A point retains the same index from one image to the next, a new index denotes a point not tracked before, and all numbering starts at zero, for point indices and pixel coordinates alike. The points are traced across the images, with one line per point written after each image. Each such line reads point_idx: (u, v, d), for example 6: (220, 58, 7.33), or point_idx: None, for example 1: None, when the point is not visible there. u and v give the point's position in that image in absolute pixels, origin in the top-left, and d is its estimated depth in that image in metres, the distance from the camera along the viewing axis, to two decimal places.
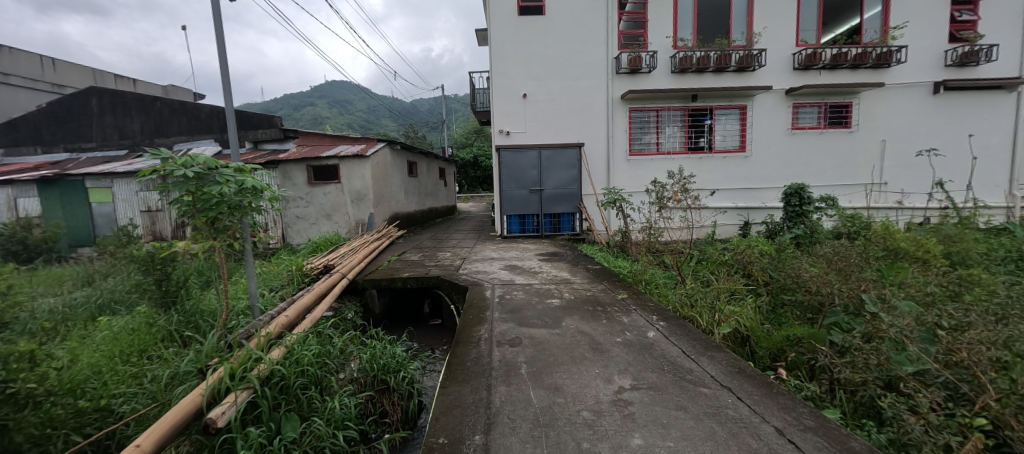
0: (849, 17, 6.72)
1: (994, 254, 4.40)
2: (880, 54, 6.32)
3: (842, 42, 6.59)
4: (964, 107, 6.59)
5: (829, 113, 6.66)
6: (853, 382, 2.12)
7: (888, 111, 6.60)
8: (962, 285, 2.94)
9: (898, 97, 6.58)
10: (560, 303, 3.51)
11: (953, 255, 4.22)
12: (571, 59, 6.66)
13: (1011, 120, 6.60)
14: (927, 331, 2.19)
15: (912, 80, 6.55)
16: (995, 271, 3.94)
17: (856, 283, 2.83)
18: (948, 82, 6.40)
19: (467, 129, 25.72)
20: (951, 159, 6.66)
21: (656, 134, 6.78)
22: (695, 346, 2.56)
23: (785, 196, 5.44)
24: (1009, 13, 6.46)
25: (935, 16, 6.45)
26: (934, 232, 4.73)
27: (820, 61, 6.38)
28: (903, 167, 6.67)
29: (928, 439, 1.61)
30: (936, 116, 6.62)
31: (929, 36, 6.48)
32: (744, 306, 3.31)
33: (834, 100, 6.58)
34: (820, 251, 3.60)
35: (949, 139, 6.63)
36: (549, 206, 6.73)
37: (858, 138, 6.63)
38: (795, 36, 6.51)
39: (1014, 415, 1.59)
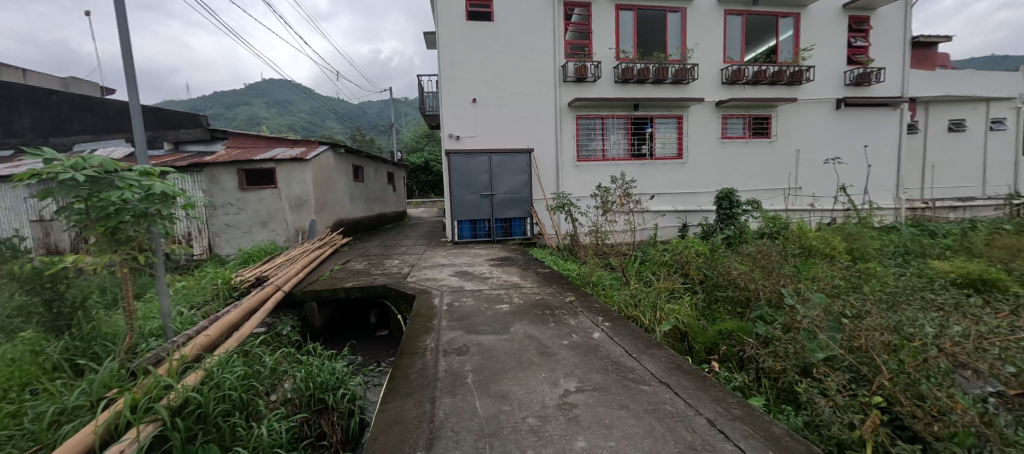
0: (767, 40, 7.51)
1: (886, 250, 5.06)
2: (793, 72, 7.04)
3: (762, 61, 7.28)
4: (859, 122, 7.56)
5: (753, 124, 7.33)
6: (776, 371, 2.32)
7: (800, 124, 7.40)
8: (862, 278, 3.31)
9: (808, 111, 7.40)
10: (509, 308, 3.48)
11: (855, 250, 4.79)
12: (519, 66, 6.75)
13: (896, 134, 7.67)
14: (833, 321, 2.39)
15: (818, 97, 7.41)
16: (886, 265, 4.52)
17: (777, 279, 3.08)
18: (848, 99, 7.30)
19: (419, 133, 25.20)
20: (851, 167, 7.60)
21: (602, 141, 7.05)
22: (637, 345, 2.65)
23: (717, 200, 5.86)
24: (892, 43, 7.54)
25: (837, 42, 7.36)
26: (840, 231, 5.35)
27: (744, 77, 7.01)
28: (814, 173, 7.51)
29: (837, 419, 1.82)
30: (838, 129, 7.52)
31: (832, 59, 7.38)
32: (682, 302, 3.49)
33: (757, 113, 7.26)
34: (746, 250, 3.87)
35: (850, 150, 7.57)
36: (500, 210, 6.70)
37: (777, 147, 7.36)
38: (722, 54, 7.10)
39: (902, 395, 1.84)
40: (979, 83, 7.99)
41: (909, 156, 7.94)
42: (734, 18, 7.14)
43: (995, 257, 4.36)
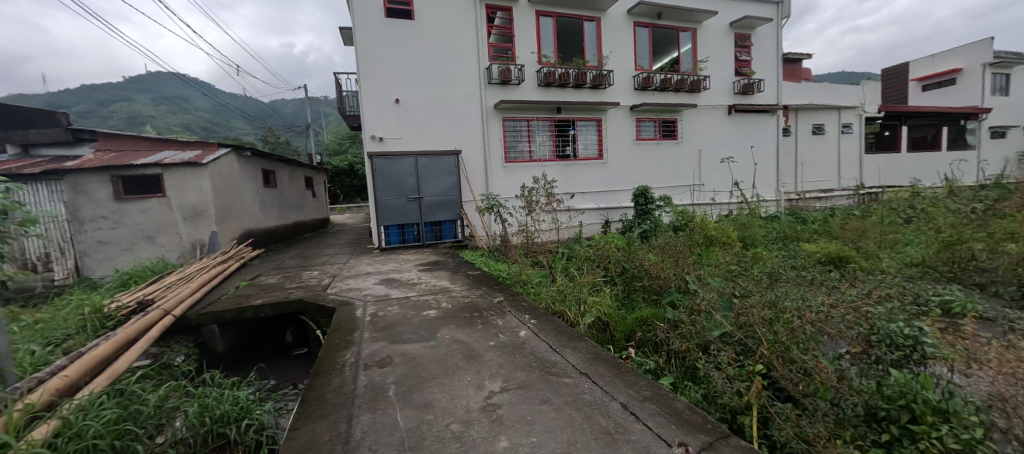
0: (670, 51, 8.32)
1: (771, 236, 5.87)
2: (693, 81, 7.87)
3: (667, 70, 8.03)
4: (746, 126, 8.69)
5: (662, 128, 8.07)
6: (682, 351, 2.57)
7: (700, 127, 8.31)
8: (750, 262, 3.78)
9: (706, 115, 8.34)
10: (437, 314, 3.40)
11: (746, 238, 5.50)
12: (444, 67, 6.65)
13: (775, 137, 8.96)
14: (726, 301, 2.70)
15: (714, 104, 8.39)
16: (769, 249, 5.25)
17: (683, 267, 3.38)
18: (737, 106, 8.37)
19: (342, 135, 23.63)
20: (742, 165, 8.73)
21: (529, 142, 7.24)
22: (561, 339, 2.75)
23: (634, 197, 6.34)
24: (768, 58, 8.81)
25: (726, 55, 8.39)
26: (735, 222, 6.10)
27: (653, 84, 7.67)
28: (714, 171, 8.49)
29: (728, 389, 2.09)
30: (730, 132, 8.57)
31: (723, 70, 8.40)
32: (603, 293, 3.68)
33: (666, 117, 8.01)
34: (658, 242, 4.21)
35: (740, 150, 8.69)
36: (429, 214, 6.54)
37: (682, 148, 8.18)
38: (634, 62, 7.70)
39: (777, 362, 2.14)
40: (836, 94, 9.56)
41: (786, 155, 9.31)
42: (642, 30, 7.80)
43: (848, 238, 5.29)
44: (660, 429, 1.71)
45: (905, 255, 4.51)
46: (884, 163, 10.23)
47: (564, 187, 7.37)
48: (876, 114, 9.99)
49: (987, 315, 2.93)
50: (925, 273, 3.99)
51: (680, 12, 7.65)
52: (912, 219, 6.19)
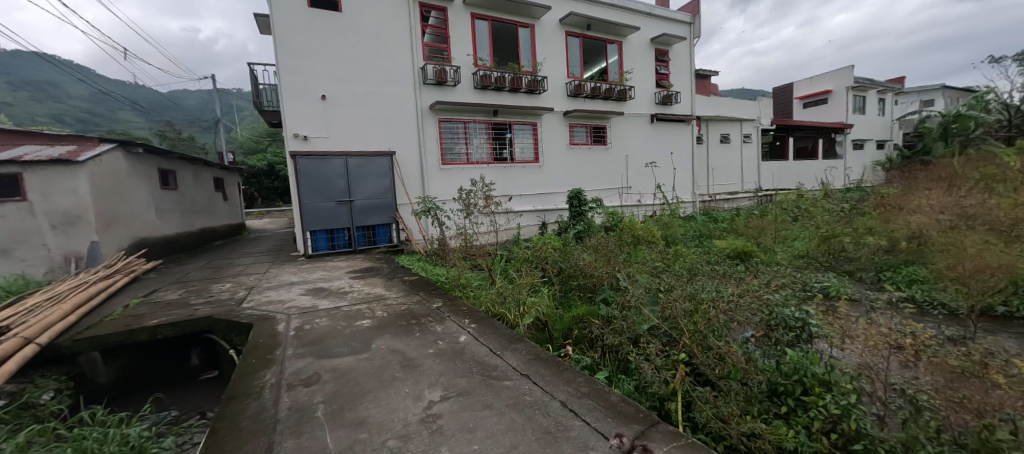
0: (599, 61, 8.82)
1: (689, 234, 6.49)
2: (620, 91, 8.44)
3: (596, 79, 8.50)
4: (666, 134, 9.52)
5: (593, 133, 8.53)
6: (615, 345, 2.73)
7: (627, 134, 8.93)
8: (673, 259, 4.14)
9: (632, 123, 8.99)
10: (371, 323, 3.21)
11: (669, 237, 6.01)
12: (375, 63, 6.33)
13: (690, 144, 9.95)
14: (652, 296, 2.92)
15: (638, 112, 9.07)
16: (688, 246, 5.80)
17: (614, 266, 3.58)
18: (658, 115, 9.14)
19: (259, 131, 21.38)
20: (663, 170, 9.55)
21: (466, 145, 7.19)
22: (501, 342, 2.76)
23: (569, 199, 6.61)
24: (683, 73, 9.74)
25: (648, 68, 9.12)
26: (658, 222, 6.65)
27: (584, 92, 8.07)
28: (639, 175, 9.17)
29: (656, 379, 2.27)
30: (653, 139, 9.34)
31: (646, 82, 9.11)
32: (541, 293, 3.76)
33: (596, 123, 8.48)
34: (591, 242, 4.42)
35: (661, 156, 9.49)
36: (362, 218, 6.17)
37: (611, 154, 8.73)
38: (566, 70, 8.04)
39: (697, 350, 2.37)
40: (739, 107, 10.86)
41: (699, 161, 10.36)
42: (573, 39, 8.17)
43: (750, 234, 6.03)
44: (596, 423, 1.79)
45: (793, 248, 5.27)
46: (776, 169, 11.86)
47: (502, 190, 7.45)
48: (769, 127, 11.55)
49: (853, 297, 3.53)
50: (808, 263, 4.68)
51: (606, 25, 8.16)
52: (798, 217, 7.24)
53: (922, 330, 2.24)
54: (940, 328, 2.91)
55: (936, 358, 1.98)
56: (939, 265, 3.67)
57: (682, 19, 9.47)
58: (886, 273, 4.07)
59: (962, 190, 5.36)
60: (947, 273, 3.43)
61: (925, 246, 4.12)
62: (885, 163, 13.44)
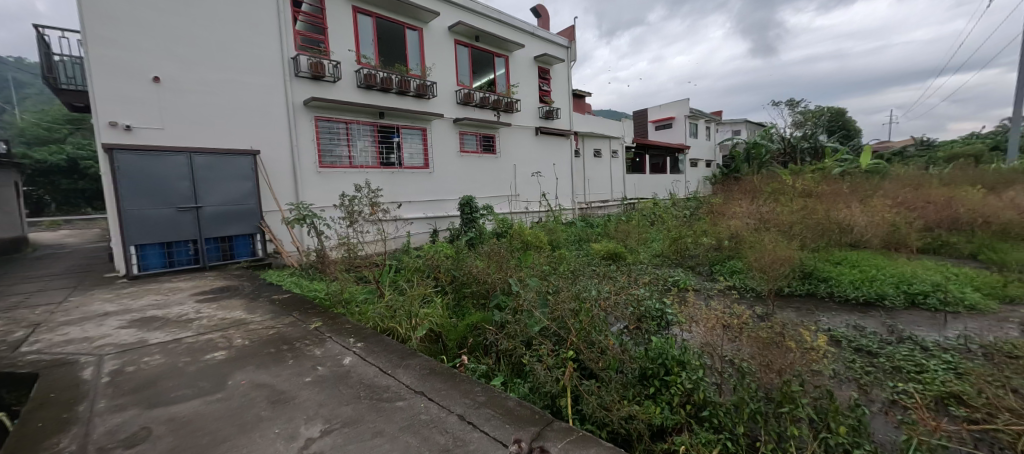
0: (487, 72, 9.10)
1: (572, 238, 7.11)
2: (507, 103, 8.87)
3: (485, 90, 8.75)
4: (549, 146, 10.31)
5: (482, 142, 8.75)
6: (509, 349, 2.79)
7: (515, 144, 9.40)
8: (559, 262, 4.47)
9: (518, 135, 9.49)
10: (227, 355, 2.64)
11: (555, 242, 6.51)
12: (232, 47, 5.37)
13: (569, 156, 10.96)
14: (542, 298, 3.07)
15: (524, 125, 9.64)
16: (570, 249, 6.37)
17: (506, 271, 3.64)
18: (542, 129, 9.85)
19: (50, 115, 16.05)
20: (547, 179, 10.31)
21: (348, 147, 6.60)
22: (392, 359, 2.56)
23: (460, 206, 6.60)
24: (562, 91, 10.72)
25: (532, 84, 9.78)
26: (544, 228, 7.15)
27: (472, 101, 8.21)
28: (526, 183, 9.72)
29: (548, 378, 2.40)
30: (538, 150, 10.02)
31: (530, 97, 9.75)
32: (433, 303, 3.59)
33: (486, 133, 8.72)
34: (484, 249, 4.42)
35: (545, 166, 10.24)
36: (214, 228, 5.10)
37: (500, 163, 9.06)
38: (456, 78, 8.09)
39: (582, 346, 2.59)
40: (608, 125, 12.35)
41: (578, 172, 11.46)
42: (462, 48, 8.27)
43: (619, 237, 6.89)
44: (495, 431, 1.78)
45: (651, 248, 6.23)
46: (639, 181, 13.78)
47: (390, 196, 7.03)
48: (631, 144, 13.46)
49: (695, 287, 4.30)
50: (663, 260, 5.56)
51: (493, 39, 8.49)
52: (654, 221, 8.56)
53: (742, 311, 2.85)
54: (750, 307, 3.75)
55: (751, 333, 2.55)
56: (748, 258, 4.73)
57: (560, 43, 10.43)
58: (716, 266, 5.10)
59: (759, 200, 7.06)
60: (754, 264, 4.45)
61: (739, 243, 5.28)
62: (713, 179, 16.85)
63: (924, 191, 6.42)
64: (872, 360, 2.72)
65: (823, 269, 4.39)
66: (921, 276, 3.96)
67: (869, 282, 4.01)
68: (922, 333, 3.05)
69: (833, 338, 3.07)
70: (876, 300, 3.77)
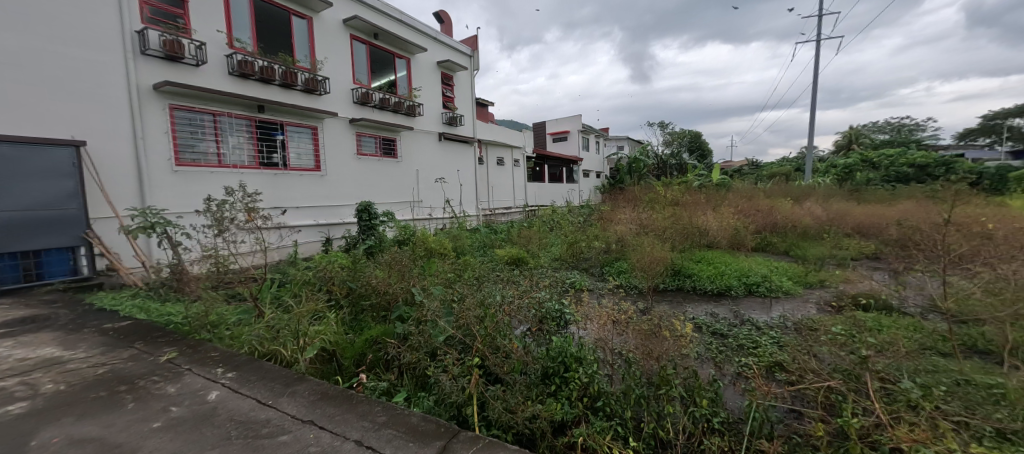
0: (388, 73, 8.68)
1: (475, 245, 7.13)
2: (409, 106, 8.62)
3: (385, 91, 8.37)
4: (453, 152, 10.24)
5: (382, 145, 8.33)
6: (412, 362, 2.63)
7: (417, 149, 9.12)
8: (462, 268, 4.45)
9: (421, 139, 9.24)
10: (28, 407, 1.99)
11: (459, 248, 6.51)
12: (45, 8, 4.19)
13: (473, 164, 11.06)
14: (447, 307, 2.96)
15: (428, 130, 9.43)
16: (475, 255, 6.43)
17: (408, 279, 3.35)
18: (445, 135, 9.73)
19: None
20: (451, 185, 10.22)
21: (215, 143, 5.67)
22: (273, 388, 2.22)
23: (358, 213, 6.13)
24: (465, 99, 10.84)
25: (434, 89, 9.65)
26: (448, 235, 7.08)
27: (372, 100, 7.79)
28: (429, 189, 9.50)
29: (454, 388, 2.34)
30: (441, 156, 9.88)
31: (434, 102, 9.61)
32: (325, 319, 3.17)
33: (385, 135, 8.30)
34: (384, 257, 4.00)
35: (449, 173, 10.14)
36: (13, 241, 3.86)
37: (402, 167, 8.71)
38: (352, 75, 7.59)
39: (488, 352, 2.60)
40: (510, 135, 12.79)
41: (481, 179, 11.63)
42: (358, 45, 7.80)
43: (521, 243, 7.17)
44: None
45: (550, 251, 6.59)
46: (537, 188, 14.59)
47: (271, 201, 6.22)
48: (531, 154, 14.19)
49: (589, 287, 4.69)
50: (561, 263, 5.95)
51: (394, 39, 8.20)
52: (553, 227, 9.09)
53: (627, 307, 3.18)
54: (633, 303, 4.24)
55: (635, 325, 2.85)
56: (631, 259, 5.34)
57: (463, 51, 10.58)
58: (608, 267, 5.61)
59: (639, 208, 8.06)
60: (637, 265, 5.05)
61: (624, 246, 5.93)
62: (601, 187, 18.83)
63: (754, 202, 8.07)
64: (725, 341, 3.26)
65: (688, 266, 5.14)
66: (754, 270, 4.91)
67: (720, 277, 4.84)
68: (757, 316, 3.78)
69: (697, 325, 3.62)
70: (724, 291, 4.58)
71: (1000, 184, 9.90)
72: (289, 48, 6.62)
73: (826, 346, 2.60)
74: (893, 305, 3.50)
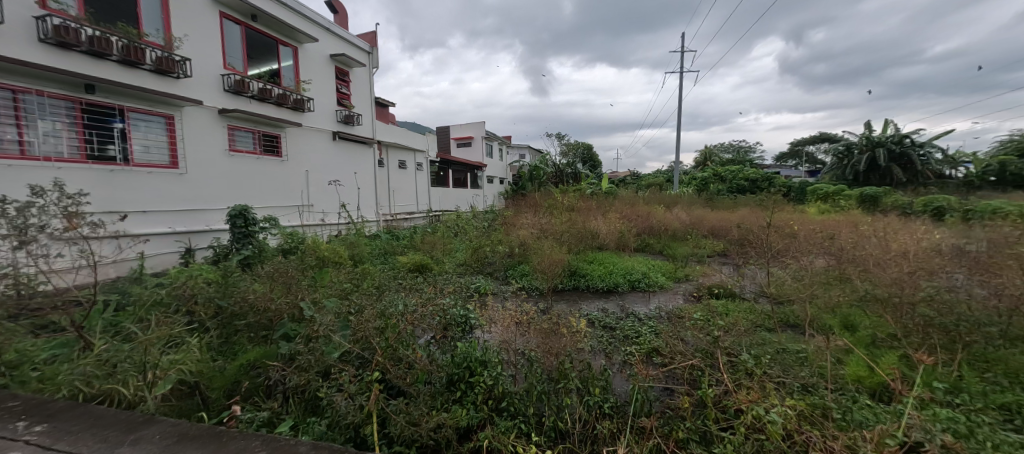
0: (269, 61, 7.45)
1: (375, 252, 6.75)
2: (296, 100, 7.60)
3: (267, 80, 7.23)
4: (350, 153, 9.41)
5: (262, 141, 7.08)
6: (300, 385, 2.32)
7: (305, 148, 8.04)
8: (360, 277, 4.17)
9: (310, 136, 8.19)
10: None
11: (356, 256, 6.09)
12: None
13: (373, 166, 10.37)
14: (343, 321, 2.71)
15: (319, 127, 8.45)
16: (375, 262, 6.10)
17: (297, 293, 2.94)
18: (340, 134, 8.90)
19: None
20: (347, 188, 9.30)
21: (10, 126, 4.14)
22: (109, 437, 1.78)
23: (229, 217, 4.71)
24: (363, 97, 10.19)
25: (327, 83, 8.72)
26: (344, 242, 6.56)
27: (250, 91, 6.60)
28: (322, 193, 8.45)
29: (350, 408, 2.16)
30: (337, 156, 8.99)
31: (326, 97, 8.68)
32: (185, 344, 2.61)
33: (265, 130, 7.09)
34: (264, 271, 3.37)
35: (344, 175, 9.18)
36: None
37: (287, 167, 7.57)
38: (223, 59, 6.31)
39: (389, 365, 2.45)
40: (413, 138, 12.38)
41: (381, 182, 10.91)
42: (230, 25, 6.54)
43: (425, 249, 6.99)
44: None
45: (455, 257, 6.55)
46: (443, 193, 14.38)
47: (100, 205, 4.76)
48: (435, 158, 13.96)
49: (493, 291, 4.81)
50: (466, 268, 5.98)
51: (280, 25, 7.20)
52: (458, 232, 9.02)
53: (529, 308, 3.34)
54: (534, 304, 4.47)
55: (536, 325, 3.00)
56: (533, 262, 5.63)
57: (362, 47, 9.98)
58: (511, 270, 5.83)
59: (539, 213, 8.54)
60: (539, 267, 5.33)
61: (526, 249, 6.20)
62: (505, 193, 19.46)
63: (635, 209, 9.22)
64: (614, 332, 3.64)
65: (582, 267, 5.58)
66: (635, 268, 5.54)
67: (609, 275, 5.37)
68: (639, 309, 4.29)
69: (591, 321, 3.97)
70: (613, 288, 5.11)
71: (801, 195, 12.99)
72: (133, 17, 5.16)
73: (690, 331, 3.07)
74: (736, 293, 4.31)
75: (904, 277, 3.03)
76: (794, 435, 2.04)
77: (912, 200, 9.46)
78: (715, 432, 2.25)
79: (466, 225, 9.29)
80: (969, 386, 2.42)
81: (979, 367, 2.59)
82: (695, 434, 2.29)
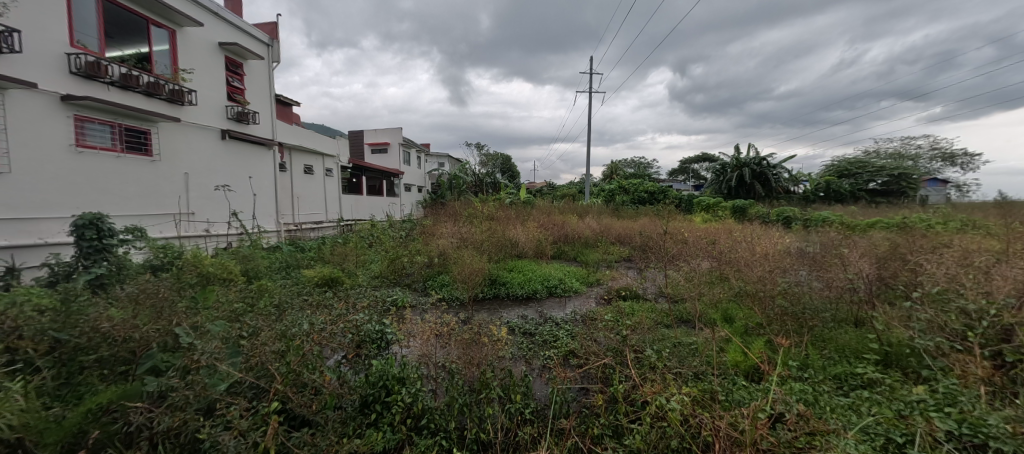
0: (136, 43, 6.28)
1: (274, 266, 6.04)
2: (173, 91, 6.51)
3: (132, 65, 6.05)
4: (242, 155, 8.33)
5: (125, 137, 5.88)
6: (175, 426, 1.90)
7: (184, 147, 6.91)
8: (254, 296, 3.68)
9: (192, 135, 7.10)
10: None
11: (250, 271, 5.37)
12: None
13: (272, 171, 9.31)
14: (232, 347, 2.33)
15: (203, 124, 7.35)
16: (274, 278, 5.46)
17: (169, 318, 2.46)
18: (230, 132, 7.82)
19: None
20: (239, 194, 8.19)
21: None
22: None
23: (73, 227, 3.84)
24: (259, 94, 9.18)
25: (213, 74, 7.65)
26: (235, 254, 5.76)
27: (109, 75, 5.50)
28: (206, 199, 7.29)
29: (242, 446, 1.86)
30: (228, 159, 7.92)
31: (211, 89, 7.59)
32: (1, 390, 1.89)
33: (129, 124, 5.92)
34: (125, 291, 2.84)
35: (235, 179, 8.10)
36: None
37: (160, 168, 6.42)
38: (68, 34, 5.13)
39: (291, 393, 2.18)
40: (320, 142, 11.47)
41: (282, 188, 9.82)
42: None
43: (335, 262, 6.47)
44: None
45: (369, 269, 6.16)
46: (357, 201, 13.50)
47: None
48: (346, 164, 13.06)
49: (412, 303, 4.66)
50: (382, 281, 5.69)
51: (153, 1, 6.13)
52: (372, 243, 8.53)
53: (449, 319, 3.29)
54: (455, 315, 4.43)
55: (457, 337, 2.94)
56: (453, 272, 5.57)
57: (259, 38, 9.06)
58: (430, 281, 5.67)
59: (458, 223, 8.51)
60: (458, 277, 5.31)
61: (446, 259, 6.10)
62: (424, 202, 18.98)
63: (551, 218, 9.69)
64: (533, 338, 3.75)
65: (502, 275, 5.67)
66: (552, 275, 5.79)
67: (528, 282, 5.54)
68: (556, 313, 4.51)
69: (511, 327, 4.05)
70: (532, 294, 5.29)
71: (689, 206, 14.96)
72: None
73: (602, 331, 3.29)
74: (640, 293, 4.78)
75: (765, 275, 3.65)
76: (690, 419, 2.29)
77: (768, 210, 11.52)
78: (626, 424, 2.44)
79: (382, 234, 8.83)
80: (814, 362, 2.97)
81: (821, 346, 3.20)
82: (608, 429, 2.45)
